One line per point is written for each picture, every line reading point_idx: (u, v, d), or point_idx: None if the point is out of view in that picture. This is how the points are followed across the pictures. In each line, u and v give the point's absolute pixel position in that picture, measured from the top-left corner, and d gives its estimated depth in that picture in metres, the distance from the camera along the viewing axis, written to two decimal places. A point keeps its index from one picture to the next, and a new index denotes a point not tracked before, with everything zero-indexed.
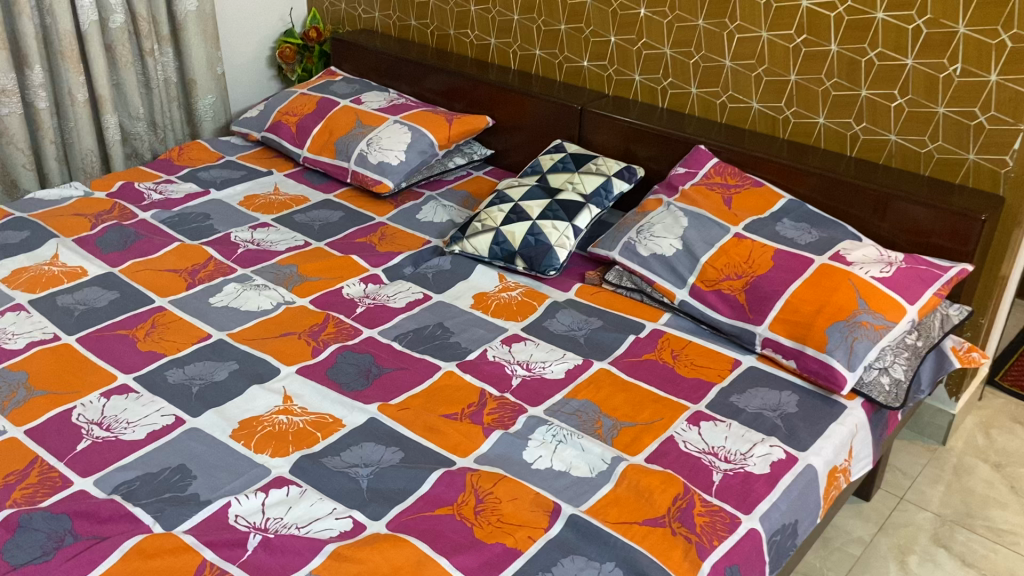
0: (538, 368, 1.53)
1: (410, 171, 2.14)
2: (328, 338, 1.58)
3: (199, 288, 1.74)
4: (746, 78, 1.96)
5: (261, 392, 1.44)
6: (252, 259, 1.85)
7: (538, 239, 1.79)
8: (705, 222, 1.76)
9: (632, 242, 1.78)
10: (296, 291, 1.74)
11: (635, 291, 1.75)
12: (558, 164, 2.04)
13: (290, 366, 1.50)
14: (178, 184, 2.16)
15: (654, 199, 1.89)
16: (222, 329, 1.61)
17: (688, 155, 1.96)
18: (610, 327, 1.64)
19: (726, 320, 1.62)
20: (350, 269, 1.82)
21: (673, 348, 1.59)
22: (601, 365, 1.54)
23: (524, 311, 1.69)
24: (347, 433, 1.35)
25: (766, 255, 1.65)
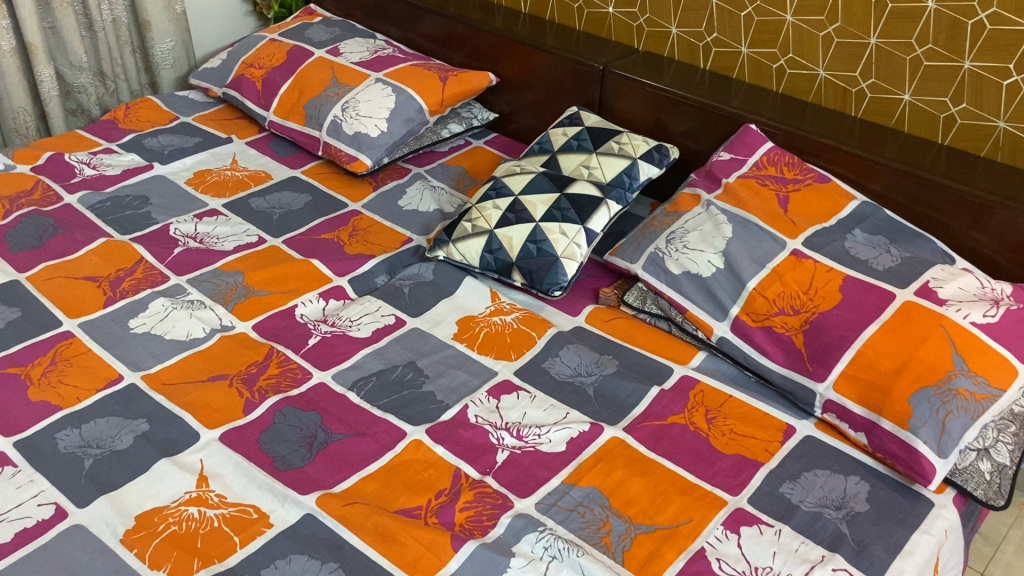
0: (531, 436, 1.19)
1: (394, 144, 1.77)
2: (266, 386, 1.25)
3: (119, 306, 1.41)
4: (811, 39, 1.55)
5: (170, 468, 1.12)
6: (190, 263, 1.51)
7: (540, 248, 1.43)
8: (754, 231, 1.38)
9: (660, 255, 1.41)
10: (237, 311, 1.40)
11: (661, 318, 1.40)
12: (573, 142, 1.66)
13: (213, 429, 1.18)
14: (117, 155, 1.81)
15: (690, 194, 1.51)
16: (137, 369, 1.28)
17: (733, 136, 1.58)
18: (629, 374, 1.29)
19: (778, 370, 1.26)
20: (308, 279, 1.48)
21: (707, 408, 1.24)
22: (613, 433, 1.19)
23: (518, 346, 1.34)
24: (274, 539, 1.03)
25: (832, 284, 1.28)
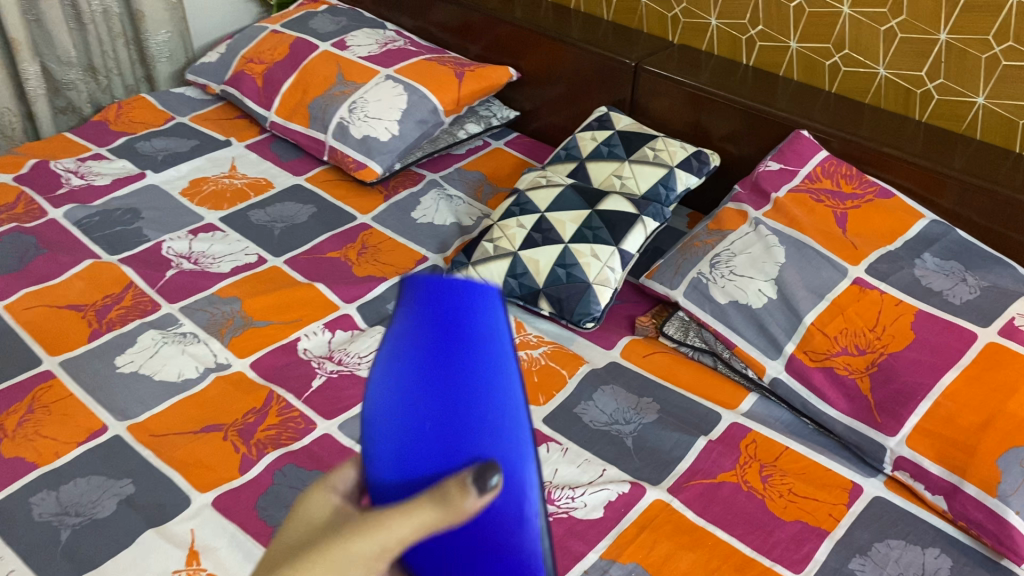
0: (563, 499, 1.05)
1: (406, 149, 1.62)
2: (265, 439, 1.12)
3: (104, 340, 1.27)
4: (870, 35, 1.39)
5: (157, 542, 0.99)
6: (183, 288, 1.37)
7: (570, 274, 1.28)
8: (810, 256, 1.23)
9: (703, 281, 1.27)
10: (234, 346, 1.26)
11: (706, 353, 1.25)
12: (603, 148, 1.51)
13: (206, 492, 1.05)
14: (107, 162, 1.67)
15: (735, 210, 1.36)
16: (123, 417, 1.15)
17: (783, 143, 1.42)
18: (672, 421, 1.15)
19: (840, 419, 1.12)
20: (312, 306, 1.34)
21: (761, 463, 1.10)
22: (657, 496, 1.06)
23: (547, 388, 1.19)
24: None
25: (903, 320, 1.14)
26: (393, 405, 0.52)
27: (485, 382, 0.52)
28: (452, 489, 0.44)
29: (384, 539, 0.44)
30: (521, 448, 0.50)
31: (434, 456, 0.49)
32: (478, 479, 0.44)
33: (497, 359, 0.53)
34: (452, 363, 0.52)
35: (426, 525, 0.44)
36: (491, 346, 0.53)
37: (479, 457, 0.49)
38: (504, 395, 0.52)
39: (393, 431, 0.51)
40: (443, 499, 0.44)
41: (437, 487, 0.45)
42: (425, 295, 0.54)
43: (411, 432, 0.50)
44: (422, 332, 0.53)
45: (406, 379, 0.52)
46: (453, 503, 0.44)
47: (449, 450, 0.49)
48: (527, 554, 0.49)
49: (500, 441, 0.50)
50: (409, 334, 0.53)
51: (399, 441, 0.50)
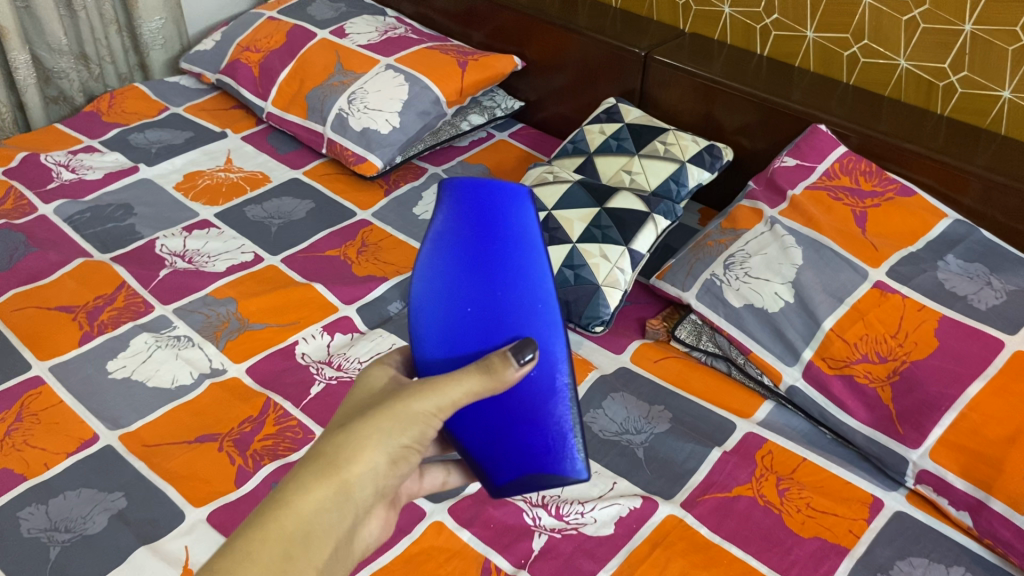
0: (572, 515, 1.01)
1: (407, 142, 1.57)
2: (261, 450, 1.07)
3: (96, 343, 1.23)
4: (891, 25, 1.33)
5: (150, 560, 0.94)
6: (177, 289, 1.33)
7: (578, 275, 1.23)
8: (829, 258, 1.19)
9: (717, 283, 1.22)
10: (230, 351, 1.22)
11: (719, 358, 1.21)
12: (612, 142, 1.46)
13: (201, 506, 1.01)
14: (99, 155, 1.62)
15: (749, 208, 1.31)
16: (115, 426, 1.10)
17: (799, 137, 1.37)
18: (685, 431, 1.11)
19: (860, 429, 1.08)
20: (310, 308, 1.29)
21: (778, 476, 1.06)
22: (670, 511, 1.02)
23: None
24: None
25: (926, 327, 1.09)
26: (440, 287, 0.73)
27: (516, 280, 0.71)
28: (497, 361, 0.65)
29: (437, 400, 0.65)
30: (547, 330, 0.70)
31: (478, 329, 0.70)
32: (514, 354, 0.66)
33: (523, 259, 0.72)
34: (489, 252, 0.72)
35: (475, 386, 0.65)
36: (519, 248, 0.72)
37: (516, 334, 0.69)
38: (533, 285, 0.71)
39: (438, 304, 0.72)
40: (487, 370, 0.65)
41: (485, 360, 0.66)
42: (461, 198, 0.75)
43: (459, 310, 0.71)
44: (461, 225, 0.74)
45: (450, 269, 0.73)
46: (494, 372, 0.65)
47: (491, 330, 0.70)
48: (554, 417, 0.70)
49: (529, 323, 0.70)
50: (450, 228, 0.74)
51: (447, 315, 0.72)
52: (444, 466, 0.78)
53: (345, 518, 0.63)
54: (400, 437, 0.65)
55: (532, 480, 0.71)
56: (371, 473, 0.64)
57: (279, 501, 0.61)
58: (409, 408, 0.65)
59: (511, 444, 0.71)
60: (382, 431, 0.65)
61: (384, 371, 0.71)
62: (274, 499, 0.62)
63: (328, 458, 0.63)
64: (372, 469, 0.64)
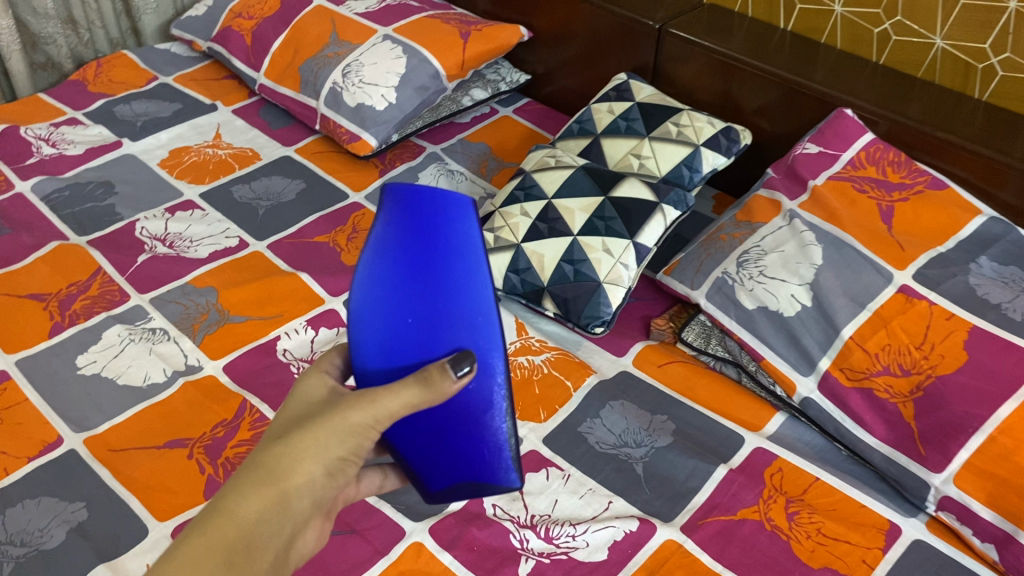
0: (562, 537, 0.94)
1: (404, 120, 1.48)
2: (233, 457, 1.01)
3: (66, 335, 1.16)
4: (927, 1, 1.22)
5: None
6: (155, 276, 1.26)
7: (578, 271, 1.14)
8: (850, 258, 1.09)
9: (729, 282, 1.13)
10: (207, 346, 1.15)
11: (728, 362, 1.13)
12: (620, 122, 1.36)
13: (165, 520, 0.94)
14: (82, 129, 1.54)
15: (766, 199, 1.22)
16: (81, 428, 1.04)
17: (822, 122, 1.27)
18: (688, 446, 1.04)
19: (879, 449, 1.00)
20: (294, 299, 1.22)
21: (787, 498, 0.98)
22: (668, 536, 0.94)
23: (549, 402, 1.08)
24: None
25: (955, 338, 1.00)
26: (379, 294, 0.70)
27: (457, 288, 0.68)
28: (437, 375, 0.63)
29: (375, 412, 0.64)
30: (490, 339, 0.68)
31: (418, 338, 0.67)
32: (454, 368, 0.64)
33: (466, 267, 0.69)
34: (430, 259, 0.69)
35: (414, 399, 0.64)
36: (461, 254, 0.70)
37: (457, 346, 0.67)
38: (475, 291, 0.69)
39: (376, 312, 0.69)
40: (425, 382, 0.63)
41: (424, 372, 0.64)
42: (402, 203, 0.72)
43: (399, 319, 0.68)
44: (402, 231, 0.71)
45: (387, 276, 0.70)
46: (433, 384, 0.63)
47: (433, 339, 0.67)
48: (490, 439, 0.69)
49: (472, 335, 0.67)
50: (391, 233, 0.71)
51: (386, 323, 0.69)
52: (381, 470, 0.76)
53: (286, 529, 0.61)
54: (337, 451, 0.64)
55: (463, 492, 0.72)
56: (309, 485, 0.62)
57: (217, 509, 0.59)
58: (346, 419, 0.64)
59: (448, 455, 0.70)
60: (321, 442, 0.63)
61: (322, 378, 0.69)
62: (212, 506, 0.59)
63: (267, 467, 0.61)
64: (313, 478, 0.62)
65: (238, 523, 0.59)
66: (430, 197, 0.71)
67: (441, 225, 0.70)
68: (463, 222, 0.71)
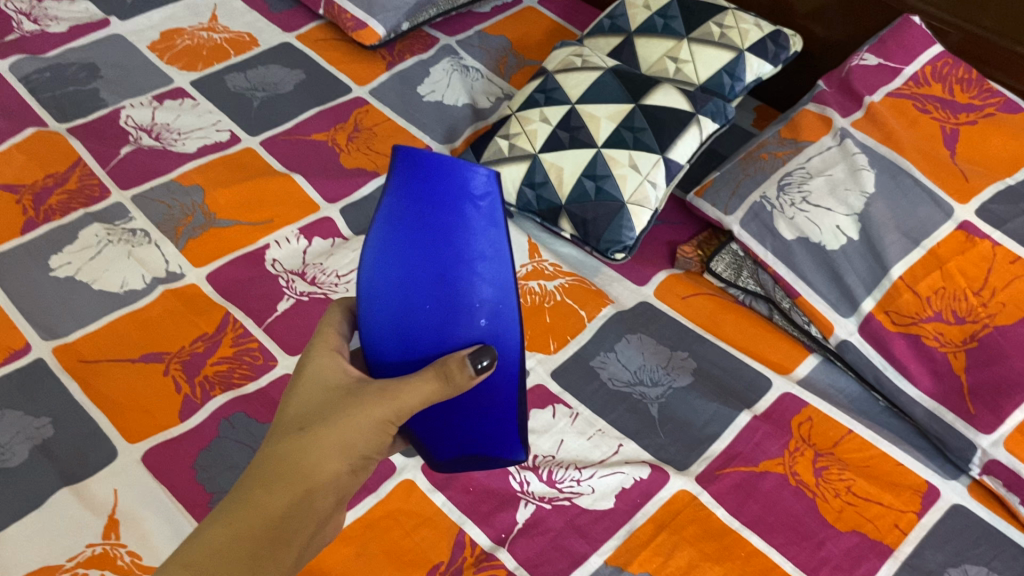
0: (566, 482, 0.86)
1: (415, 7, 1.34)
2: (214, 376, 0.93)
3: (39, 232, 1.07)
4: None
5: (72, 504, 0.81)
6: (139, 171, 1.15)
7: (600, 188, 1.03)
8: (908, 188, 0.97)
9: (767, 208, 1.02)
10: (191, 251, 1.06)
11: (760, 297, 1.03)
12: (657, 20, 1.22)
13: (138, 441, 0.87)
14: (66, 4, 1.41)
15: (816, 114, 1.09)
16: (51, 336, 0.96)
17: (885, 31, 1.13)
18: (709, 387, 0.95)
19: (922, 404, 0.90)
20: (288, 204, 1.13)
21: (816, 451, 0.89)
22: (682, 486, 0.86)
23: (560, 331, 0.99)
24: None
25: (1020, 286, 0.89)
26: (389, 275, 0.60)
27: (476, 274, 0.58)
28: (456, 376, 0.55)
29: (392, 405, 0.57)
30: (506, 327, 0.60)
31: (434, 328, 0.58)
32: (475, 363, 0.55)
33: (488, 249, 0.59)
34: (448, 238, 0.58)
35: (431, 397, 0.56)
36: (484, 236, 0.59)
37: (475, 339, 0.58)
38: (496, 275, 0.59)
39: (387, 293, 0.60)
40: (444, 377, 0.56)
41: (440, 362, 0.56)
42: (416, 168, 0.61)
43: (411, 303, 0.59)
44: (416, 204, 0.60)
45: (399, 256, 0.59)
46: (452, 381, 0.56)
47: (446, 330, 0.58)
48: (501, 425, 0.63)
49: (491, 322, 0.59)
50: (404, 205, 0.60)
51: (397, 308, 0.59)
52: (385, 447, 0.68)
53: (311, 527, 0.57)
54: (360, 449, 0.58)
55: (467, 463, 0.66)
56: (333, 484, 0.58)
57: (241, 506, 0.55)
58: (366, 414, 0.57)
59: (454, 437, 0.64)
60: (342, 437, 0.57)
61: (328, 358, 0.61)
62: (235, 502, 0.55)
63: (288, 467, 0.56)
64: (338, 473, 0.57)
65: (264, 522, 0.55)
66: (452, 166, 0.60)
67: (464, 200, 0.59)
68: (487, 196, 0.60)
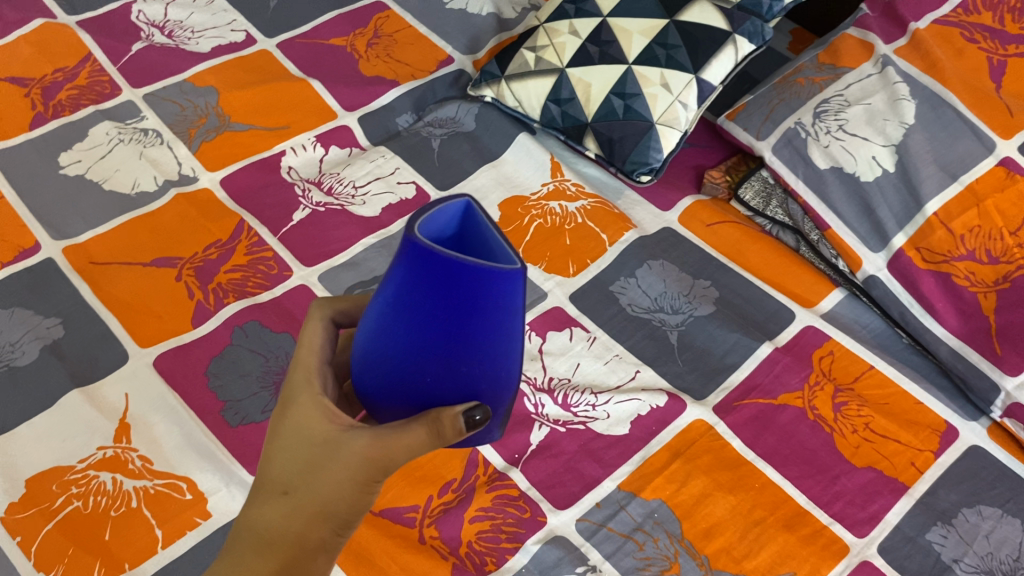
0: (581, 406, 0.85)
1: None
2: (227, 284, 0.91)
3: (48, 129, 1.04)
4: None
5: (83, 406, 0.81)
6: (150, 69, 1.12)
7: (628, 107, 0.99)
8: (949, 121, 0.94)
9: (801, 135, 0.98)
10: (204, 155, 1.03)
11: (788, 228, 1.00)
12: None
13: (150, 346, 0.86)
14: None
15: (857, 40, 1.04)
16: (60, 236, 0.94)
17: None
18: (731, 317, 0.93)
19: (949, 344, 0.88)
20: (304, 111, 1.09)
21: (836, 386, 0.88)
22: (698, 416, 0.85)
23: (580, 254, 0.97)
24: (214, 526, 0.75)
25: None
26: (383, 351, 0.48)
27: (484, 354, 0.47)
28: (447, 436, 0.47)
29: (378, 464, 0.49)
30: (510, 389, 0.50)
31: (433, 403, 0.49)
32: (468, 417, 0.47)
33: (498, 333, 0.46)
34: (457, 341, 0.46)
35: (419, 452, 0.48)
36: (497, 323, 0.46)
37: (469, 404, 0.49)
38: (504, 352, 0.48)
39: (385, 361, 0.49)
40: (436, 431, 0.47)
41: (431, 415, 0.47)
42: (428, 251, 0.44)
43: (409, 386, 0.49)
44: (419, 294, 0.45)
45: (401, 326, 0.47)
46: (446, 436, 0.47)
47: (441, 397, 0.48)
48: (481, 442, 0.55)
49: (497, 394, 0.49)
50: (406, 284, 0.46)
51: (393, 386, 0.49)
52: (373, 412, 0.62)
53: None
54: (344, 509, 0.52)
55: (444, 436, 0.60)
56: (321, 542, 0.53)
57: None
58: (343, 477, 0.50)
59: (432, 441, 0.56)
60: (323, 498, 0.51)
61: (306, 399, 0.52)
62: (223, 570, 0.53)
63: (267, 537, 0.52)
64: (325, 535, 0.52)
65: None
66: (464, 269, 0.43)
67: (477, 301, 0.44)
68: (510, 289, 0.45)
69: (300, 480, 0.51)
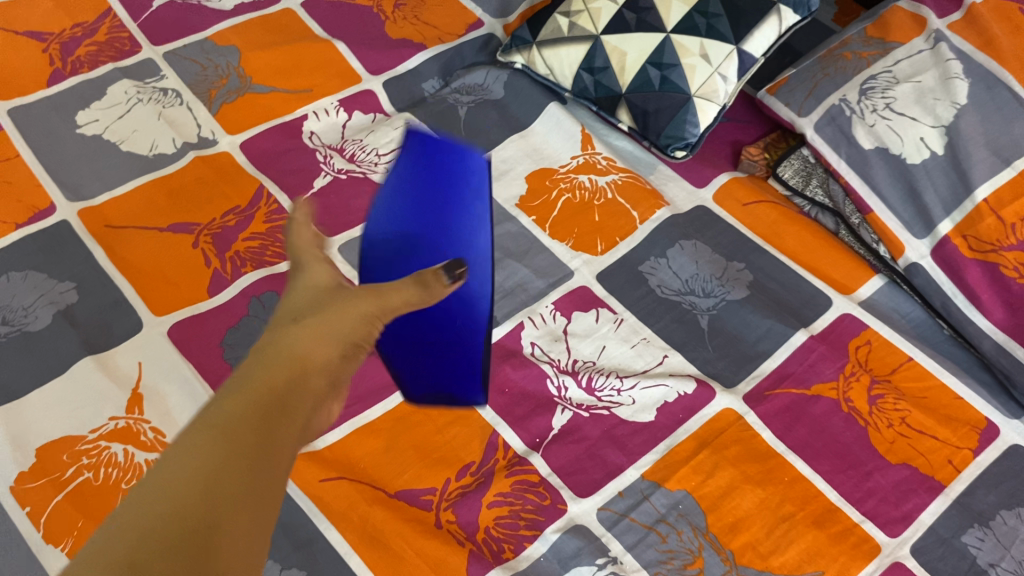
0: (605, 390, 0.82)
1: None
2: (245, 252, 0.89)
3: (65, 87, 1.01)
4: None
5: (97, 375, 0.79)
6: (172, 26, 1.08)
7: (665, 78, 0.95)
8: (1003, 101, 0.88)
9: (845, 113, 0.94)
10: (225, 117, 1.00)
11: (827, 209, 0.96)
12: None
13: (165, 315, 0.83)
14: None
15: (908, 12, 0.99)
16: (76, 197, 0.92)
17: None
18: (765, 302, 0.89)
19: (993, 337, 0.84)
20: (328, 73, 1.06)
21: (872, 377, 0.85)
22: (727, 405, 0.82)
23: (609, 232, 0.93)
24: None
25: None
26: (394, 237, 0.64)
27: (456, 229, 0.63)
28: (432, 276, 0.54)
29: (376, 311, 0.52)
30: (483, 296, 0.62)
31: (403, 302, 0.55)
32: (450, 269, 0.54)
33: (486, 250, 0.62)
34: (438, 209, 0.64)
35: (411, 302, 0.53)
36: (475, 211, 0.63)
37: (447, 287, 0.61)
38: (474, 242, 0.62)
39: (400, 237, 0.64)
40: (423, 280, 0.54)
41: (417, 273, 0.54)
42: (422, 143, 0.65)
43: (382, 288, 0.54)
44: (416, 178, 0.65)
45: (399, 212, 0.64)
46: (434, 288, 0.54)
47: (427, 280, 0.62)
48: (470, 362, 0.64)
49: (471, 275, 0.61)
50: (409, 176, 0.65)
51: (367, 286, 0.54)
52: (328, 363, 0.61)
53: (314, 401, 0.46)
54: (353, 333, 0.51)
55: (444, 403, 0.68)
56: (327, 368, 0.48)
57: (236, 381, 0.44)
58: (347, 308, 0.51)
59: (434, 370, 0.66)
60: (333, 320, 0.50)
61: (314, 253, 0.58)
62: (230, 380, 0.44)
63: (277, 351, 0.46)
64: (331, 356, 0.48)
65: (269, 390, 0.43)
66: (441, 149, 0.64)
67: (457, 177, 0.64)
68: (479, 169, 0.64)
69: (303, 311, 0.51)
